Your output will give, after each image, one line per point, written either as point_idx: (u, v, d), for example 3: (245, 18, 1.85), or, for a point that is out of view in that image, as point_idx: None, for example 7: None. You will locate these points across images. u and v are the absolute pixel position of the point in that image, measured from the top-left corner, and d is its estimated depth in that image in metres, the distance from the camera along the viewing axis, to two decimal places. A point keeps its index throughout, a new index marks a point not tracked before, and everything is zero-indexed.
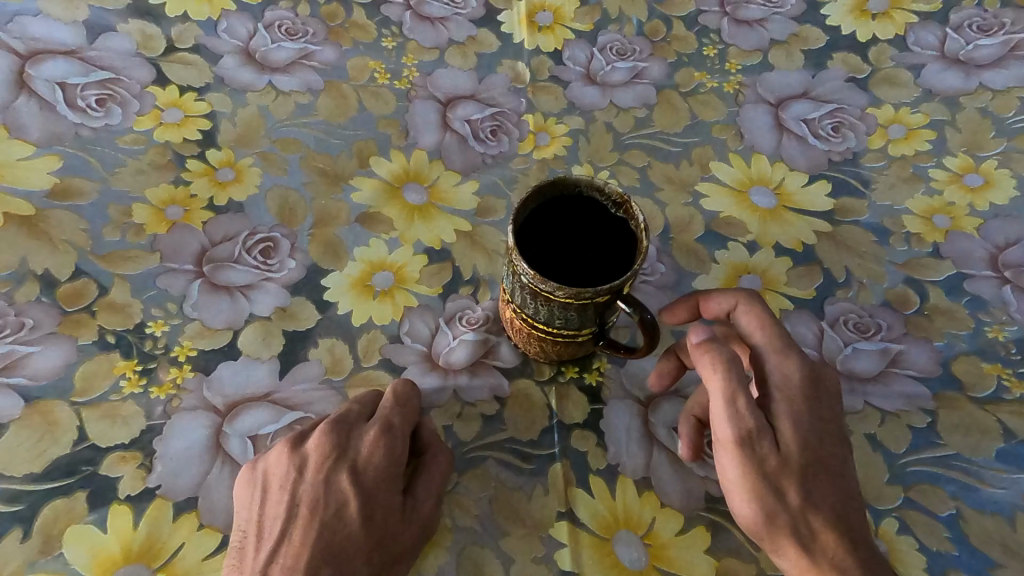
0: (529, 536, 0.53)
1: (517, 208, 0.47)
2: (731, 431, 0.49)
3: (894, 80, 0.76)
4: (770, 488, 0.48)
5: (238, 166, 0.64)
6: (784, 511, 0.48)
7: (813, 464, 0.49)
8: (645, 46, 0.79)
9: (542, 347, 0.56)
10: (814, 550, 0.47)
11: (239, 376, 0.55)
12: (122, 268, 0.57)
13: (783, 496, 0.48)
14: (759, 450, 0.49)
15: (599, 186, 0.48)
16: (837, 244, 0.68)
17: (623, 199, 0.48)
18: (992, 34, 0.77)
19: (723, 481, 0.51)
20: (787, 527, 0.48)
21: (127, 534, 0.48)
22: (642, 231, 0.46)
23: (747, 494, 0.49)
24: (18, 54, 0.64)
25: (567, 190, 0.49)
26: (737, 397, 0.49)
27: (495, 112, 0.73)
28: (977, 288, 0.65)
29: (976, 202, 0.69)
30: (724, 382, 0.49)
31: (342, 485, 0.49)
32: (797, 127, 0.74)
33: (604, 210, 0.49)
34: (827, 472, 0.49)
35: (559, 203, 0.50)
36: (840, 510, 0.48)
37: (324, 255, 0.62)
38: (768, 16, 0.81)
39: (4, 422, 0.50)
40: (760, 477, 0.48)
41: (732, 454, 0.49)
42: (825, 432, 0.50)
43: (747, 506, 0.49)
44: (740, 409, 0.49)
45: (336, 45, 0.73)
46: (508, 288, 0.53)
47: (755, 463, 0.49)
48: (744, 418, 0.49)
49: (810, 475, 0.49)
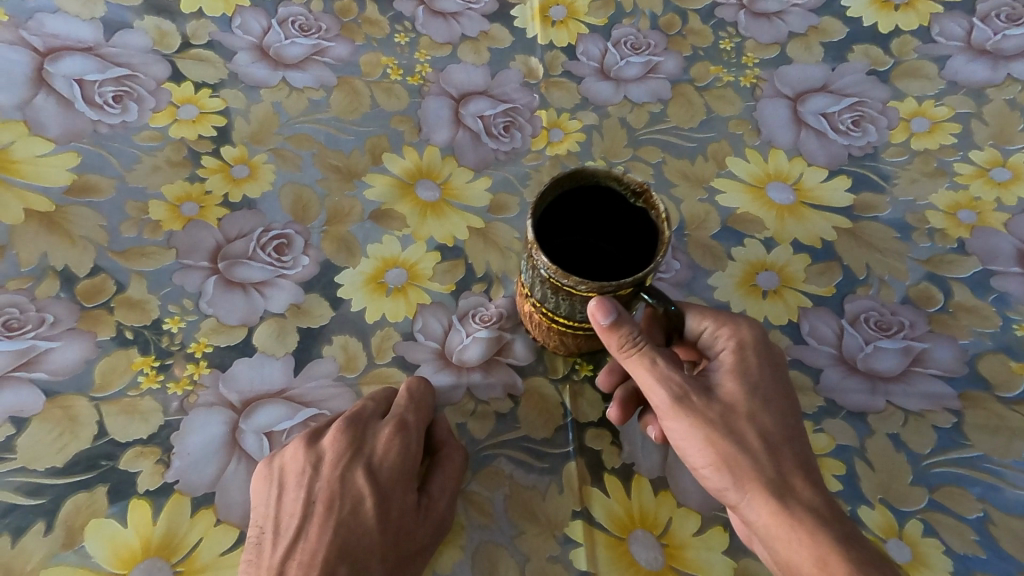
0: (545, 534, 0.53)
1: (535, 202, 0.46)
2: (662, 394, 0.49)
3: (917, 73, 0.74)
4: (716, 438, 0.48)
5: (252, 162, 0.64)
6: (737, 455, 0.47)
7: (749, 406, 0.49)
8: (660, 40, 0.78)
9: (562, 340, 0.56)
10: (774, 493, 0.46)
11: (253, 373, 0.55)
12: (139, 264, 0.57)
13: (729, 444, 0.48)
14: (694, 404, 0.49)
15: (617, 176, 0.47)
16: (857, 240, 0.66)
17: (642, 188, 0.46)
18: (1020, 24, 0.75)
19: (674, 442, 0.51)
20: (745, 469, 0.47)
21: (146, 528, 0.48)
22: (664, 221, 0.44)
23: (697, 446, 0.49)
24: (36, 52, 0.64)
25: (585, 181, 0.48)
26: (657, 360, 0.48)
27: (508, 108, 0.73)
28: (1005, 285, 0.63)
29: (1002, 197, 0.67)
30: (638, 354, 0.48)
31: (358, 482, 0.50)
32: (816, 121, 0.73)
33: (623, 201, 0.48)
34: (768, 410, 0.49)
35: (576, 194, 0.48)
36: (789, 446, 0.48)
37: (338, 252, 0.62)
38: (786, 8, 0.79)
39: (25, 416, 0.50)
40: (706, 427, 0.48)
41: (673, 413, 0.49)
42: (751, 372, 0.51)
43: (703, 458, 0.49)
44: (665, 371, 0.49)
45: (349, 41, 0.73)
46: (527, 283, 0.52)
47: (696, 416, 0.49)
48: (670, 379, 0.49)
49: (751, 417, 0.49)
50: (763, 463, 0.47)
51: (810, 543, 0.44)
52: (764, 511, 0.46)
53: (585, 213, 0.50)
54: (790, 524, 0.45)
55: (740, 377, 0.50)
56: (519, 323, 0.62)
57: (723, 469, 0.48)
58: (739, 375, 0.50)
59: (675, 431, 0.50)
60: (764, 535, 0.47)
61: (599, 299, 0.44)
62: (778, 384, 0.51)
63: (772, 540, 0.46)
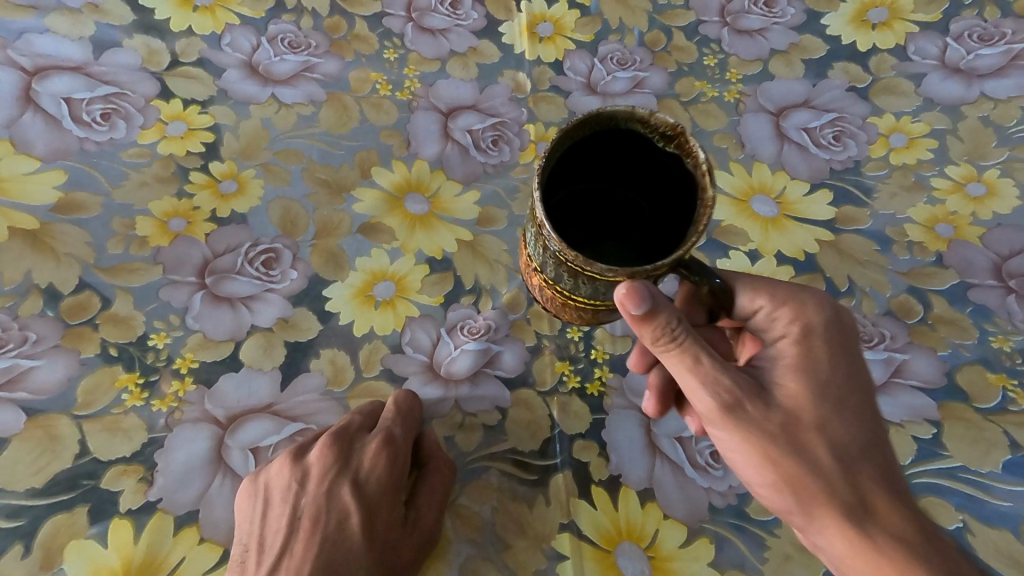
0: (532, 547, 0.53)
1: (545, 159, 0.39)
2: (713, 404, 0.48)
3: (895, 89, 0.76)
4: (778, 454, 0.48)
5: (241, 177, 0.65)
6: (802, 472, 0.48)
7: (814, 414, 0.48)
8: (645, 56, 0.79)
9: (581, 316, 0.50)
10: (846, 513, 0.46)
11: (240, 388, 0.55)
12: (125, 280, 0.57)
13: (794, 460, 0.48)
14: (749, 415, 0.48)
15: (643, 118, 0.41)
16: (839, 253, 0.68)
17: (674, 129, 0.40)
18: (992, 44, 0.77)
19: (730, 456, 0.51)
20: (813, 488, 0.47)
21: (127, 548, 0.48)
22: (704, 173, 0.39)
23: (756, 463, 0.49)
24: (24, 70, 0.64)
25: (602, 126, 0.41)
26: (704, 367, 0.47)
27: (496, 122, 0.74)
28: (981, 297, 0.65)
29: (978, 212, 0.69)
30: (683, 358, 0.47)
31: (344, 498, 0.51)
32: (798, 136, 0.74)
33: (654, 147, 0.42)
34: (837, 417, 0.48)
35: (593, 142, 0.42)
36: (860, 458, 0.48)
37: (326, 266, 0.62)
38: (768, 25, 0.81)
39: (6, 436, 0.50)
40: (765, 443, 0.48)
41: (724, 423, 0.49)
42: (815, 371, 0.49)
43: (764, 476, 0.49)
44: (715, 376, 0.47)
45: (338, 57, 0.73)
46: (536, 259, 0.46)
47: (754, 428, 0.48)
48: (723, 388, 0.48)
49: (817, 429, 0.48)
50: (832, 479, 0.47)
51: (892, 567, 0.44)
52: (838, 534, 0.47)
53: (606, 159, 0.44)
54: (868, 547, 0.45)
55: (801, 378, 0.49)
56: (508, 335, 0.62)
57: (788, 488, 0.48)
58: (800, 375, 0.49)
59: (728, 443, 0.50)
60: (837, 556, 0.47)
61: (629, 286, 0.39)
62: (846, 381, 0.49)
63: (844, 560, 0.47)
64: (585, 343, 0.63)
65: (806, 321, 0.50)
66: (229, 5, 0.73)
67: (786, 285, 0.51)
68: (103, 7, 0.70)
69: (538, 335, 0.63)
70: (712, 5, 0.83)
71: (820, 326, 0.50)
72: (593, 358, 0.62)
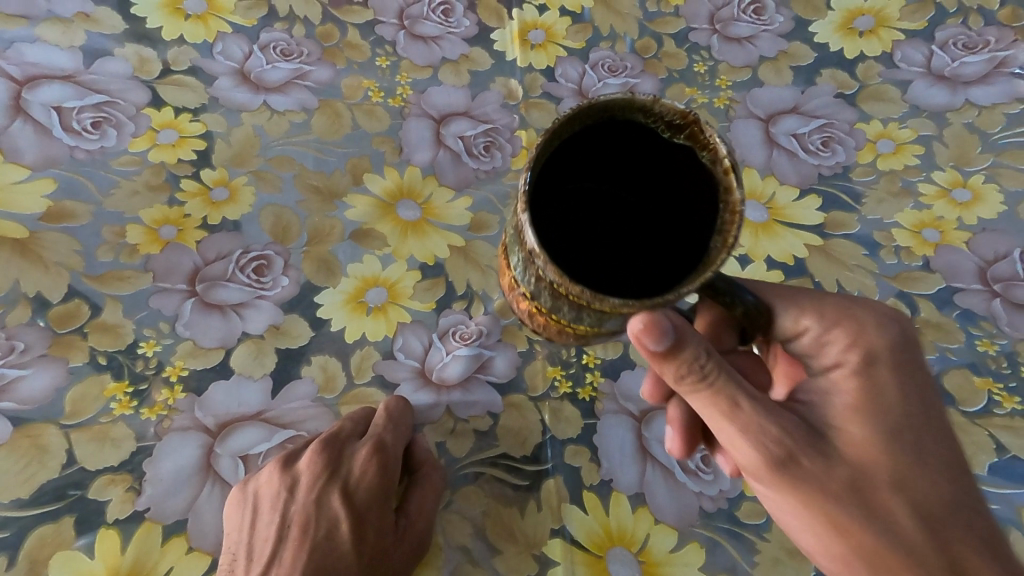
0: (523, 553, 0.53)
1: (535, 160, 0.35)
2: (763, 458, 0.45)
3: (882, 96, 0.77)
4: (845, 514, 0.44)
5: (232, 185, 0.65)
6: (875, 535, 0.44)
7: (884, 464, 0.44)
8: (636, 63, 0.80)
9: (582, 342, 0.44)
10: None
11: (230, 396, 0.55)
12: (115, 288, 0.57)
13: (864, 521, 0.44)
14: (808, 469, 0.44)
15: (647, 106, 0.37)
16: (827, 257, 0.68)
17: (684, 117, 0.37)
18: (977, 51, 0.78)
19: (785, 515, 0.48)
20: (891, 553, 0.43)
21: (114, 558, 0.48)
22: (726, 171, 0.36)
23: (821, 525, 0.45)
24: (15, 80, 0.65)
25: (599, 117, 0.37)
26: (744, 412, 0.45)
27: (488, 129, 0.74)
28: (967, 302, 0.65)
29: (964, 217, 0.69)
30: (718, 402, 0.45)
31: (334, 505, 0.52)
32: (787, 142, 0.75)
33: (659, 139, 0.39)
34: (913, 464, 0.44)
35: (586, 138, 0.38)
36: (942, 512, 0.44)
37: (318, 272, 0.63)
38: (757, 33, 0.82)
39: None
40: (830, 503, 0.44)
41: (778, 480, 0.45)
42: (881, 412, 0.45)
43: (830, 541, 0.45)
44: (761, 423, 0.45)
45: (330, 65, 0.74)
46: (530, 284, 0.40)
47: (816, 487, 0.44)
48: (775, 439, 0.45)
49: (889, 482, 0.44)
50: (911, 541, 0.43)
51: None
52: None
53: (595, 153, 0.39)
54: None
55: (866, 422, 0.45)
56: (499, 340, 0.62)
57: (861, 554, 0.44)
58: (864, 419, 0.45)
59: (782, 500, 0.47)
60: None
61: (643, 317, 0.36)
62: (916, 421, 0.45)
63: None
64: (577, 348, 0.63)
65: (865, 353, 0.46)
66: (221, 13, 0.73)
67: (834, 307, 0.48)
68: (94, 16, 0.70)
69: (530, 340, 0.63)
70: (702, 12, 0.83)
71: (881, 358, 0.46)
72: (584, 363, 0.62)
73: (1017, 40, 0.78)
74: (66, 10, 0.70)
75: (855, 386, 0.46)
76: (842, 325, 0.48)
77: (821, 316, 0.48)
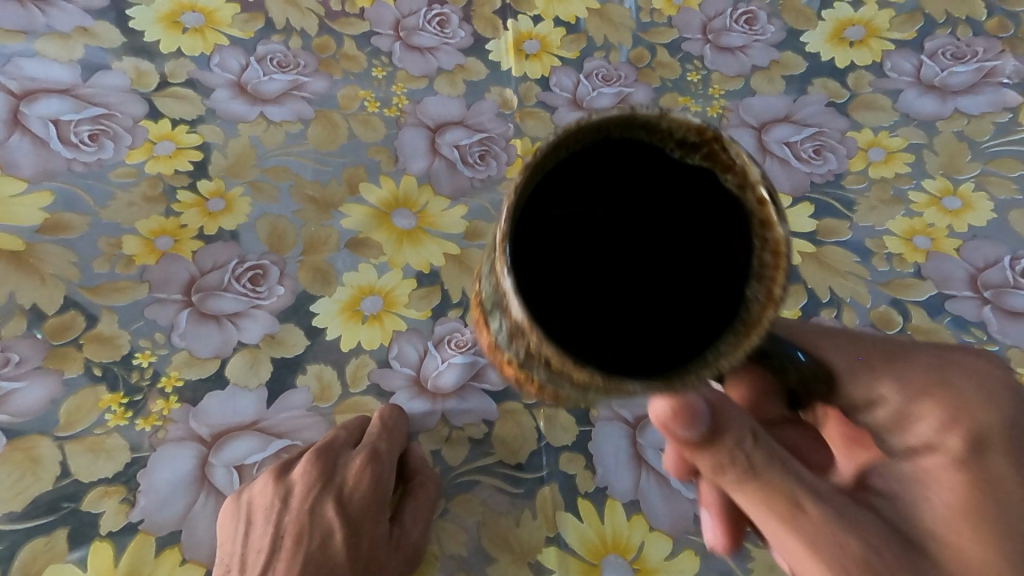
0: (518, 562, 0.53)
1: (514, 202, 0.29)
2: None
3: (873, 105, 0.77)
4: None
5: (229, 196, 0.65)
6: None
7: None
8: (630, 72, 0.81)
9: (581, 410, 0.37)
10: None
11: (225, 405, 0.55)
12: (111, 299, 0.58)
13: None
14: None
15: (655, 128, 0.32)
16: (820, 264, 0.69)
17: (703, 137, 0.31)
18: (966, 61, 0.79)
19: None
20: None
21: (108, 570, 0.48)
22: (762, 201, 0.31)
23: None
24: (13, 94, 0.65)
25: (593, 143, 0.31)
26: (806, 515, 0.39)
27: (483, 138, 0.75)
28: (958, 308, 0.66)
29: (954, 224, 0.70)
30: (776, 503, 0.39)
31: (328, 516, 0.53)
32: (780, 150, 0.76)
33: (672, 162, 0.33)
34: None
35: (577, 165, 0.32)
36: None
37: (313, 281, 0.63)
38: (749, 42, 0.83)
39: None
40: None
41: None
42: (991, 517, 0.38)
43: None
44: (831, 530, 0.38)
45: (326, 76, 0.74)
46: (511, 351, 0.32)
47: None
48: (857, 554, 0.38)
49: None
50: None
51: None
52: None
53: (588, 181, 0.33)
54: None
55: (976, 532, 0.37)
56: None
57: None
58: (970, 526, 0.38)
59: None
60: None
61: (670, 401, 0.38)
62: None
63: None
64: None
65: (964, 436, 0.40)
66: (219, 25, 0.74)
67: (919, 375, 0.42)
68: (93, 30, 0.71)
69: None
70: (695, 22, 0.84)
71: (986, 443, 0.39)
72: None
73: (1005, 50, 0.79)
74: (64, 25, 0.71)
75: (955, 480, 0.39)
76: (931, 397, 0.41)
77: (903, 386, 0.42)
